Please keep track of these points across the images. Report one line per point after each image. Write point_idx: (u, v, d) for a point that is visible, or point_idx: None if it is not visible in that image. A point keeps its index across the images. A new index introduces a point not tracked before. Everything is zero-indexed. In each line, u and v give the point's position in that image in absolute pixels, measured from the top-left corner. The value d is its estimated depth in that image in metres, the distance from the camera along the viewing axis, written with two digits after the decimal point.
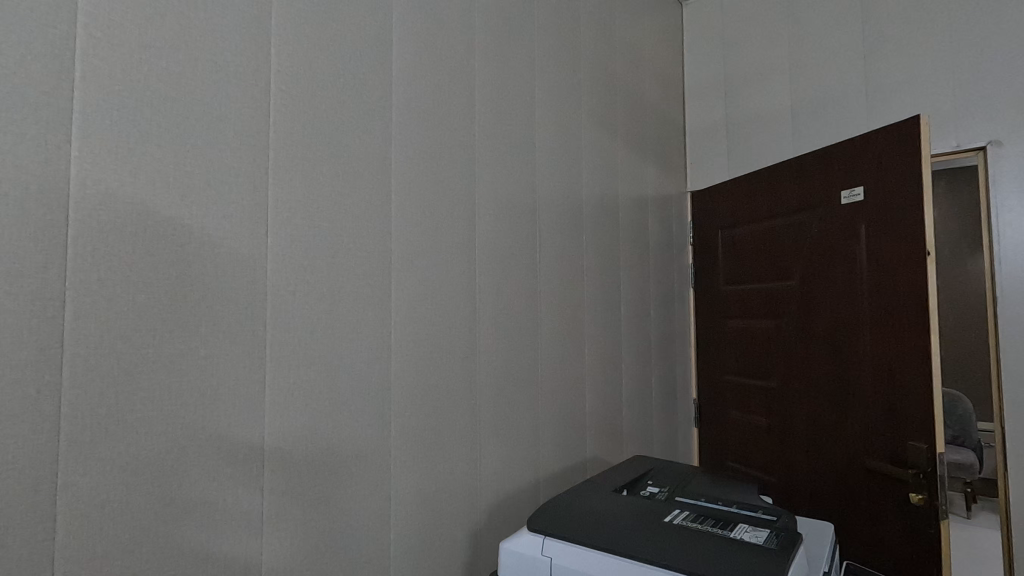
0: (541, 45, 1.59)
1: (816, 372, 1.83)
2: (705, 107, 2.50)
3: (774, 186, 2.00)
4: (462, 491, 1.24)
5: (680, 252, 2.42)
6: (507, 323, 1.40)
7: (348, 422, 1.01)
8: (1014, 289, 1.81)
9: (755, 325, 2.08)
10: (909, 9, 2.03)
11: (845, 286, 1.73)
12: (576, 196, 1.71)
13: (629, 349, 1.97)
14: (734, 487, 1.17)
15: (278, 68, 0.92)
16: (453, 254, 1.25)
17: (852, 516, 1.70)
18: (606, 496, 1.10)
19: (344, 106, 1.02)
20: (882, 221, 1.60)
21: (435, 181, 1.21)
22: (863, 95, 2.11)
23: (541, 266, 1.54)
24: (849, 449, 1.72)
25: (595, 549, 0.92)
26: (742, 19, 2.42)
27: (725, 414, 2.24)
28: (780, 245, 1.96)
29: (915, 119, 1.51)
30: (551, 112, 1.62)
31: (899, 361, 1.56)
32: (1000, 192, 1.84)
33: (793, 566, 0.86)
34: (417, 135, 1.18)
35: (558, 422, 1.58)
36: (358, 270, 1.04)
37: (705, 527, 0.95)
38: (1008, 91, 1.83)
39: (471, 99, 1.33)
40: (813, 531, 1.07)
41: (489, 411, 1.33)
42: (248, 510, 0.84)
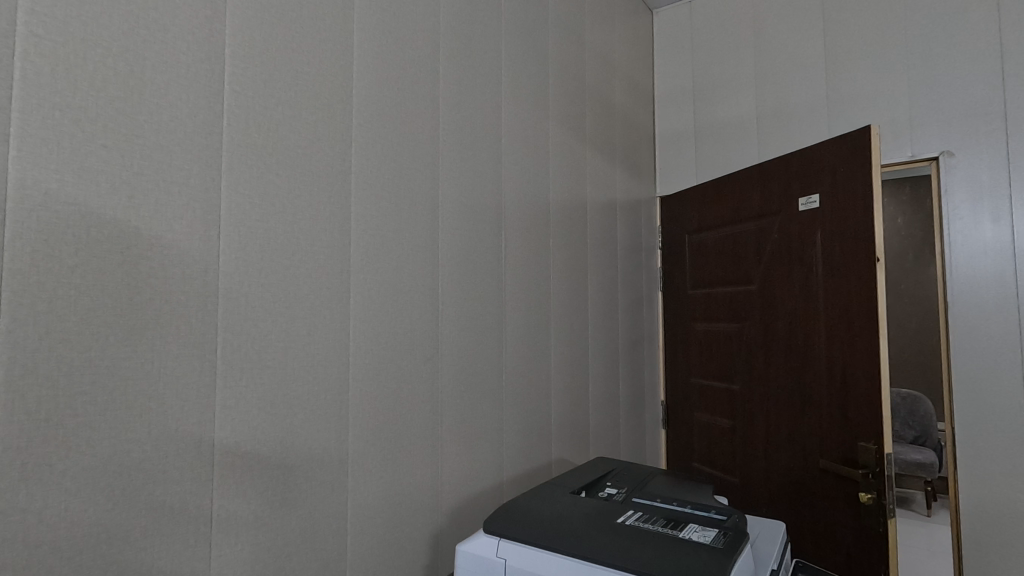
0: (508, 49, 1.61)
1: (776, 374, 1.87)
2: (674, 114, 2.54)
3: (737, 193, 2.04)
4: (423, 494, 1.25)
5: (649, 255, 2.45)
6: (470, 325, 1.41)
7: (304, 425, 1.00)
8: (964, 294, 1.87)
9: (719, 328, 2.12)
10: (868, 22, 2.09)
11: (803, 291, 1.78)
12: (543, 200, 1.73)
13: (596, 352, 2.00)
14: (689, 488, 1.19)
15: (232, 67, 0.91)
16: (415, 256, 1.25)
17: (808, 515, 1.74)
18: (563, 498, 1.12)
19: (301, 108, 1.02)
20: (836, 228, 1.66)
21: (397, 183, 1.21)
22: (824, 104, 2.17)
23: (506, 269, 1.55)
24: (805, 450, 1.77)
25: (548, 550, 0.93)
26: (709, 28, 2.47)
27: (690, 416, 2.28)
28: (743, 250, 2.01)
29: (866, 129, 1.57)
30: (518, 116, 1.63)
31: (851, 363, 1.61)
32: (951, 201, 1.90)
33: (738, 564, 0.88)
34: (378, 137, 1.18)
35: (523, 425, 1.59)
36: (315, 271, 1.03)
37: (656, 528, 0.97)
38: (958, 104, 1.91)
39: (435, 102, 1.33)
40: (763, 531, 1.10)
41: (450, 414, 1.33)
42: (197, 514, 0.84)
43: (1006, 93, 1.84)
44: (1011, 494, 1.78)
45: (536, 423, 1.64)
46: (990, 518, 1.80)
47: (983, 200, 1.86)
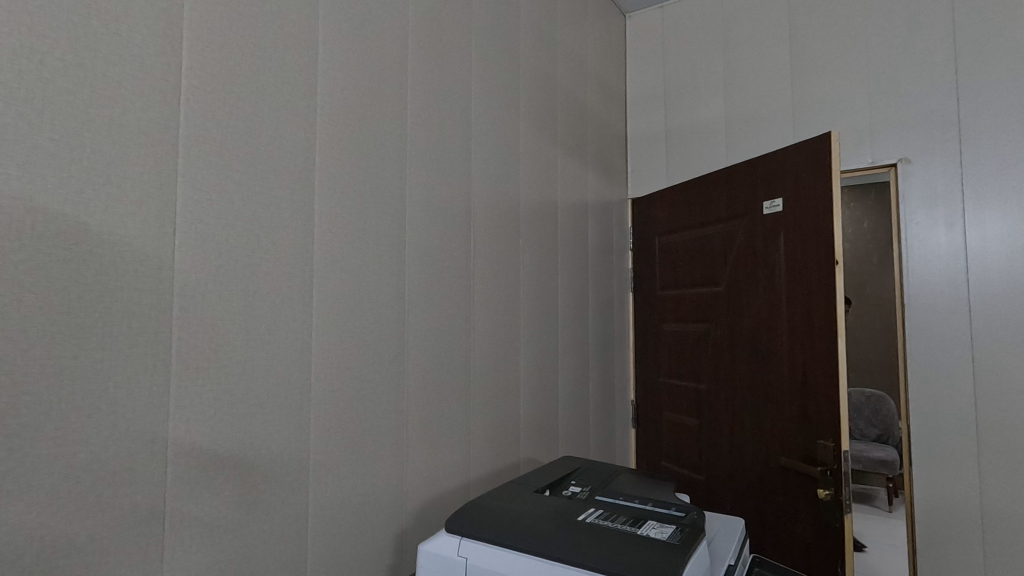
0: (479, 49, 1.61)
1: (742, 374, 1.91)
2: (646, 117, 2.57)
3: (706, 196, 2.08)
4: (388, 494, 1.24)
5: (620, 256, 2.48)
6: (438, 324, 1.41)
7: (264, 425, 0.99)
8: (920, 297, 1.94)
9: (687, 328, 2.16)
10: (832, 31, 2.15)
11: (766, 293, 1.82)
12: (513, 200, 1.74)
13: (566, 352, 2.01)
14: (651, 487, 1.21)
15: (189, 61, 0.90)
16: (381, 255, 1.25)
17: (771, 512, 1.78)
18: (527, 497, 1.13)
19: (262, 103, 1.00)
20: (798, 231, 1.70)
21: (362, 182, 1.21)
22: (790, 110, 2.22)
23: (475, 269, 1.55)
24: (768, 448, 1.81)
25: (508, 549, 0.94)
26: (681, 33, 2.51)
27: (659, 415, 2.31)
28: (710, 252, 2.05)
29: (826, 136, 1.61)
30: (488, 116, 1.64)
31: (811, 363, 1.66)
32: (908, 206, 1.97)
33: (694, 560, 0.89)
34: (343, 135, 1.17)
35: (491, 425, 1.59)
36: (276, 269, 1.02)
37: (615, 525, 0.98)
38: (915, 113, 1.98)
39: (403, 100, 1.33)
40: (723, 528, 1.12)
41: (416, 415, 1.33)
42: (149, 516, 0.82)
43: (959, 103, 1.91)
44: (962, 490, 1.84)
45: (504, 422, 1.65)
46: (942, 513, 1.86)
47: (937, 206, 1.93)
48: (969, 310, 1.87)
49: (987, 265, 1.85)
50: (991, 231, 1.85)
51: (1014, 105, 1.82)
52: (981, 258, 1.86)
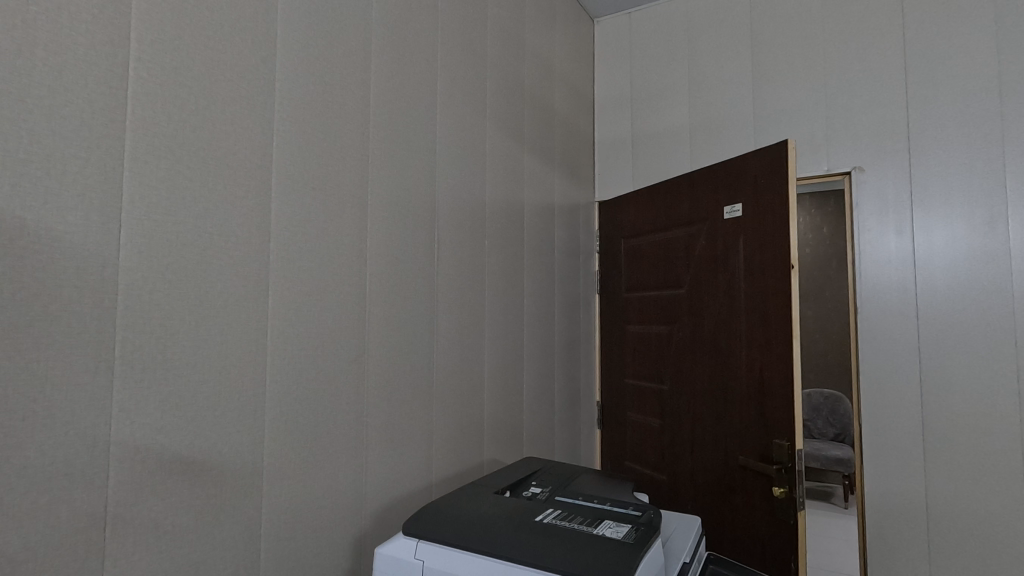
0: (445, 50, 1.60)
1: (702, 375, 1.95)
2: (613, 121, 2.61)
3: (669, 200, 2.12)
4: (346, 496, 1.22)
5: (587, 259, 2.50)
6: (400, 324, 1.40)
7: (214, 428, 0.96)
8: (871, 301, 2.01)
9: (651, 330, 2.19)
10: (791, 42, 2.22)
11: (726, 296, 1.86)
12: (479, 201, 1.74)
13: (531, 354, 2.02)
14: (611, 487, 1.22)
15: (138, 52, 0.87)
16: (341, 254, 1.23)
17: (730, 510, 1.82)
18: (486, 498, 1.12)
19: (216, 98, 0.98)
20: (756, 236, 1.74)
21: (322, 181, 1.19)
22: (751, 117, 2.28)
23: (439, 270, 1.54)
24: (727, 448, 1.85)
25: (465, 551, 0.93)
26: (647, 39, 2.55)
27: (623, 416, 2.34)
28: (673, 256, 2.08)
29: (783, 144, 1.66)
30: (454, 117, 1.63)
31: (768, 365, 1.70)
32: (861, 213, 2.04)
33: (648, 558, 0.90)
34: (302, 132, 1.15)
35: (454, 426, 1.59)
36: (230, 269, 1.00)
37: (572, 525, 0.99)
38: (869, 123, 2.06)
39: (365, 98, 1.31)
40: (680, 527, 1.14)
41: (376, 416, 1.31)
42: (89, 523, 0.79)
43: (909, 114, 1.99)
44: (908, 486, 1.92)
45: (468, 424, 1.64)
46: (891, 509, 1.93)
47: (888, 214, 2.01)
48: (917, 313, 1.95)
49: (933, 271, 1.93)
50: (938, 239, 1.93)
51: (959, 118, 1.91)
52: (928, 263, 1.94)
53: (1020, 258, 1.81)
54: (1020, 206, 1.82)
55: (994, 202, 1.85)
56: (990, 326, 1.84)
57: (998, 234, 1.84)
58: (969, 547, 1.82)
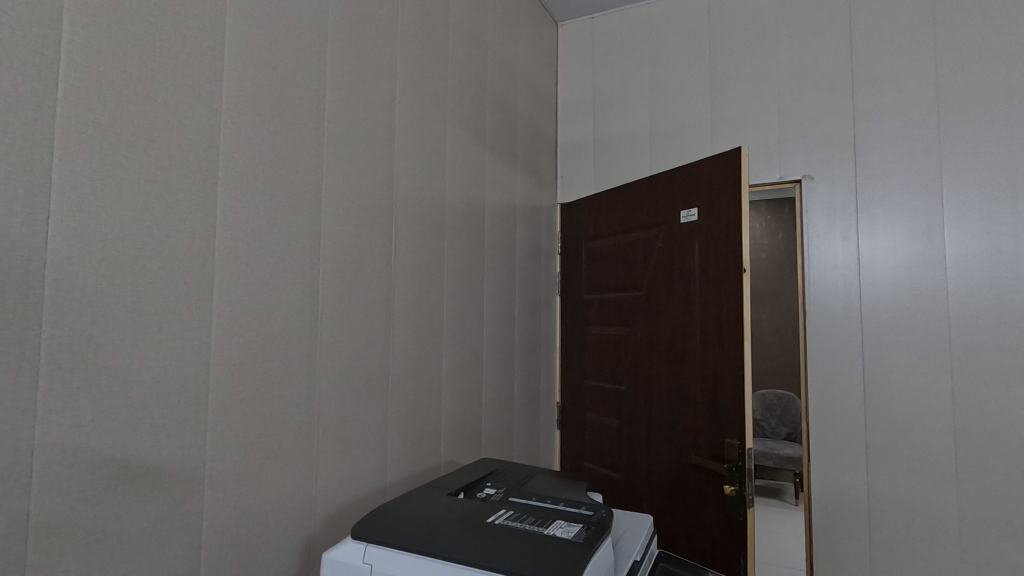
0: (405, 46, 1.58)
1: (658, 376, 1.98)
2: (575, 124, 2.63)
3: (629, 203, 2.15)
4: (296, 500, 1.19)
5: (548, 260, 2.51)
6: (354, 324, 1.37)
7: (152, 431, 0.92)
8: (819, 305, 2.09)
9: (610, 332, 2.21)
10: (747, 53, 2.28)
11: (682, 298, 1.90)
12: (438, 201, 1.72)
13: (491, 355, 2.01)
14: (565, 487, 1.23)
15: (70, 35, 0.83)
16: (292, 251, 1.20)
17: (683, 508, 1.86)
18: (439, 500, 1.11)
19: (156, 86, 0.94)
20: (711, 240, 1.79)
21: (272, 175, 1.15)
22: (708, 123, 2.34)
23: (396, 269, 1.52)
24: (681, 447, 1.88)
25: (414, 554, 0.91)
26: (610, 44, 2.58)
27: (583, 417, 2.36)
28: (632, 259, 2.11)
29: (737, 151, 1.70)
30: (413, 114, 1.61)
31: (720, 366, 1.74)
32: (810, 220, 2.12)
33: (597, 557, 0.91)
34: (251, 124, 1.11)
35: (410, 427, 1.56)
36: (171, 264, 0.96)
37: (524, 525, 0.98)
38: (818, 133, 2.14)
39: (320, 92, 1.28)
40: (632, 527, 1.15)
41: (327, 418, 1.28)
42: (9, 531, 0.74)
43: (855, 126, 2.08)
44: (852, 483, 2.00)
45: (424, 425, 1.63)
46: (835, 505, 2.01)
47: (835, 221, 2.09)
48: (860, 317, 2.03)
49: (876, 277, 2.01)
50: (880, 246, 2.02)
51: (901, 132, 2.01)
52: (872, 269, 2.02)
53: (954, 265, 1.91)
54: (954, 216, 1.92)
55: (932, 212, 1.95)
56: (927, 330, 1.93)
57: (935, 242, 1.94)
58: (906, 540, 1.91)
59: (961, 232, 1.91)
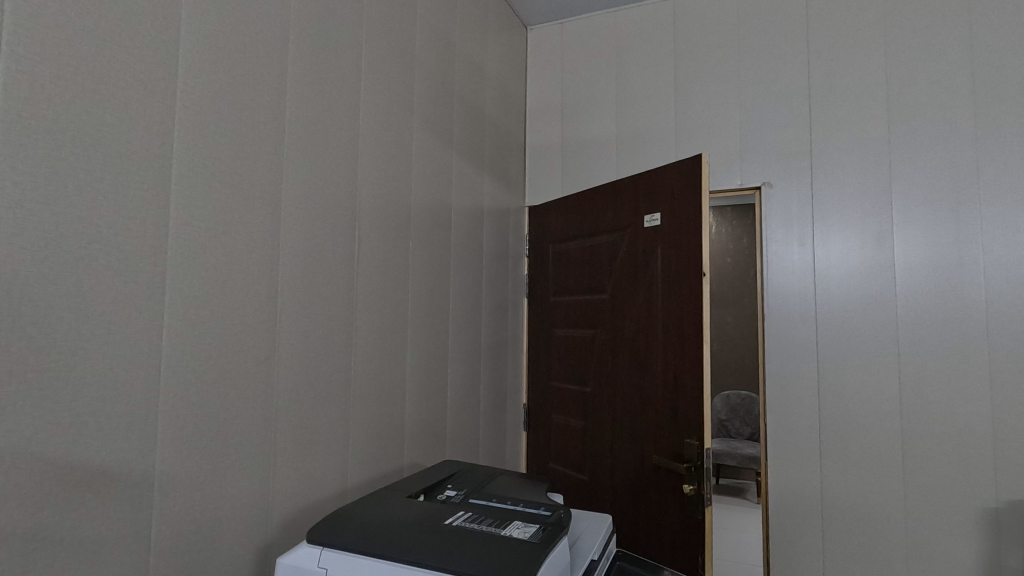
0: (370, 46, 1.58)
1: (622, 377, 2.01)
2: (544, 128, 2.65)
3: (595, 207, 2.18)
4: (251, 504, 1.17)
5: (516, 262, 2.52)
6: (314, 326, 1.35)
7: (98, 436, 0.89)
8: (777, 309, 2.15)
9: (575, 334, 2.24)
10: (710, 62, 2.34)
11: (645, 301, 1.93)
12: (403, 202, 1.72)
13: (456, 356, 2.01)
14: (525, 488, 1.24)
15: (13, 26, 0.80)
16: (250, 252, 1.18)
17: (645, 507, 1.89)
18: (398, 503, 1.11)
19: (106, 82, 0.91)
20: (673, 244, 1.82)
21: (230, 173, 1.13)
22: (673, 130, 2.38)
23: (359, 270, 1.51)
24: (643, 448, 1.92)
25: (370, 557, 0.91)
26: (578, 50, 2.61)
27: (549, 418, 2.38)
28: (597, 262, 2.14)
29: (698, 158, 1.75)
30: (378, 114, 1.61)
31: (680, 368, 1.78)
32: (769, 226, 2.18)
33: (552, 556, 0.92)
34: (208, 122, 1.09)
35: (372, 430, 1.55)
36: (119, 264, 0.93)
37: (481, 526, 0.99)
38: (777, 141, 2.20)
39: (281, 90, 1.27)
40: (590, 527, 1.17)
41: (286, 421, 1.26)
42: None
43: (811, 136, 2.15)
44: (806, 481, 2.06)
45: (387, 427, 1.61)
46: (791, 503, 2.07)
47: (793, 227, 2.15)
48: (815, 320, 2.10)
49: (830, 282, 2.09)
50: (834, 252, 2.09)
51: (854, 142, 2.09)
52: (826, 274, 2.10)
53: (902, 271, 2.00)
54: (902, 224, 2.01)
55: (882, 220, 2.03)
56: (877, 334, 2.01)
57: (885, 250, 2.02)
58: (856, 535, 1.98)
59: (908, 240, 1.99)
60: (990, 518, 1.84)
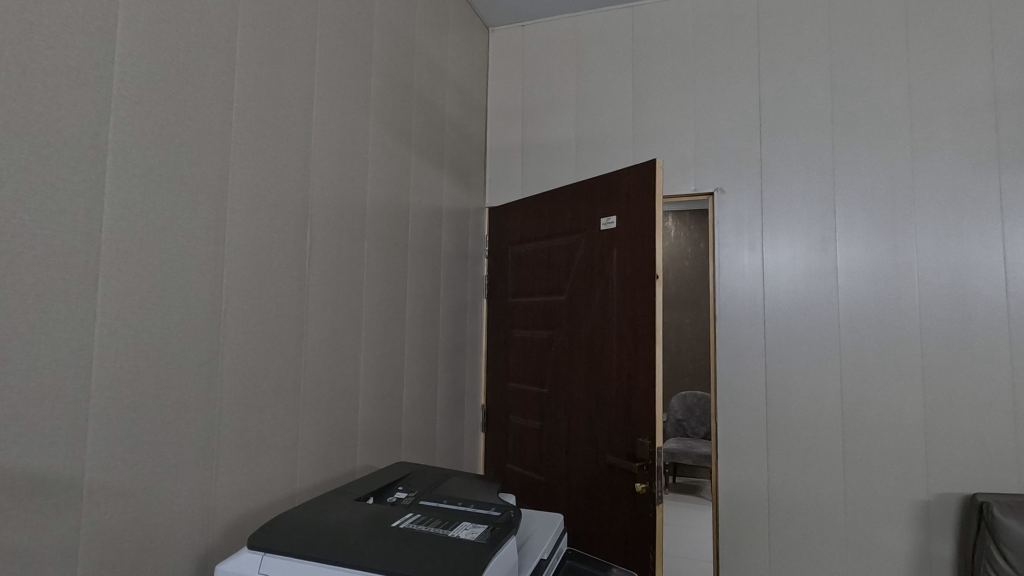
0: (324, 41, 1.55)
1: (578, 377, 2.03)
2: (504, 130, 2.66)
3: (553, 210, 2.19)
4: (191, 510, 1.13)
5: (475, 263, 2.52)
6: (261, 325, 1.31)
7: (18, 440, 0.84)
8: (727, 311, 2.21)
9: (533, 335, 2.25)
10: (668, 69, 2.39)
11: (601, 303, 1.96)
12: (359, 201, 1.69)
13: (413, 358, 1.99)
14: (476, 489, 1.23)
15: None
16: (193, 249, 1.14)
17: (599, 506, 1.92)
18: (346, 506, 1.08)
19: (33, 67, 0.87)
20: (628, 247, 1.86)
21: (172, 167, 1.09)
22: (631, 135, 2.42)
23: (310, 269, 1.48)
24: (598, 447, 1.94)
25: (312, 562, 0.89)
26: (538, 53, 2.63)
27: (506, 419, 2.38)
28: (555, 264, 2.15)
29: (652, 163, 1.79)
30: (332, 111, 1.58)
31: (634, 368, 1.82)
32: (721, 230, 2.24)
33: (500, 556, 0.92)
34: (148, 113, 1.05)
35: (323, 432, 1.52)
36: (44, 258, 0.88)
37: (429, 528, 0.98)
38: (730, 149, 2.27)
39: (228, 82, 1.23)
40: (541, 527, 1.17)
41: (229, 424, 1.22)
42: None
43: (761, 144, 2.23)
44: (754, 479, 2.13)
45: (338, 430, 1.58)
46: (739, 499, 2.13)
47: (743, 232, 2.22)
48: (764, 322, 2.17)
49: (778, 286, 2.16)
50: (782, 256, 2.17)
51: (801, 151, 2.17)
52: (775, 277, 2.17)
53: (844, 275, 2.09)
54: (845, 231, 2.10)
55: (826, 226, 2.12)
56: (820, 336, 2.10)
57: (829, 255, 2.11)
58: (800, 529, 2.06)
59: (850, 246, 2.09)
60: (921, 510, 1.94)
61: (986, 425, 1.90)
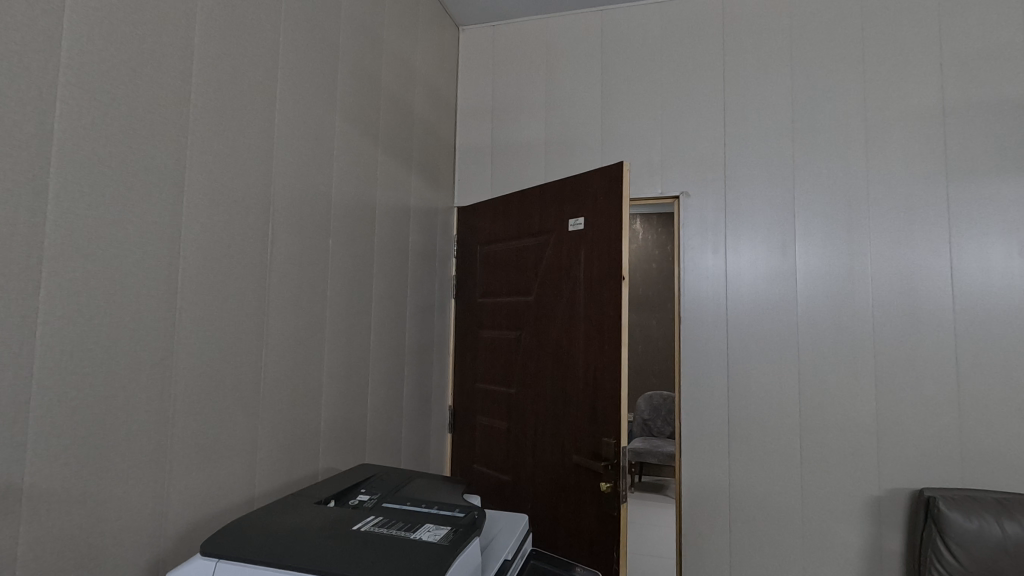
0: (289, 34, 1.51)
1: (545, 378, 2.04)
2: (474, 130, 2.65)
3: (522, 210, 2.20)
4: (141, 516, 1.08)
5: (443, 263, 2.50)
6: (218, 324, 1.27)
7: None
8: (692, 312, 2.26)
9: (500, 335, 2.24)
10: (636, 74, 2.42)
11: (568, 304, 1.97)
12: (323, 198, 1.66)
13: (379, 358, 1.96)
14: (441, 490, 1.22)
15: None
16: (147, 245, 1.09)
17: (565, 506, 1.92)
18: (305, 510, 1.06)
19: None
20: (595, 249, 1.87)
21: (124, 160, 1.05)
22: (600, 138, 2.45)
23: (271, 267, 1.44)
24: (564, 447, 1.95)
25: (269, 567, 0.86)
26: (509, 54, 2.63)
27: (473, 420, 2.37)
28: (524, 264, 2.15)
29: (620, 166, 1.81)
30: (296, 106, 1.54)
31: (600, 369, 1.83)
32: (687, 233, 2.28)
33: (463, 557, 0.91)
34: (99, 102, 1.00)
35: (283, 434, 1.48)
36: None
37: (391, 531, 0.96)
38: (696, 154, 2.31)
39: (187, 74, 1.19)
40: (505, 528, 1.17)
41: (183, 426, 1.18)
42: None
43: (725, 150, 2.28)
44: (716, 477, 2.17)
45: (300, 431, 1.54)
46: (702, 497, 2.17)
47: (708, 236, 2.27)
48: (726, 324, 2.22)
49: (740, 288, 2.21)
50: (744, 259, 2.22)
51: (764, 158, 2.23)
52: (738, 280, 2.22)
53: (803, 278, 2.15)
54: (804, 235, 2.16)
55: (786, 231, 2.18)
56: (780, 338, 2.16)
57: (789, 259, 2.17)
58: (759, 525, 2.11)
59: (808, 250, 2.15)
60: (873, 505, 2.02)
61: (933, 423, 1.99)
